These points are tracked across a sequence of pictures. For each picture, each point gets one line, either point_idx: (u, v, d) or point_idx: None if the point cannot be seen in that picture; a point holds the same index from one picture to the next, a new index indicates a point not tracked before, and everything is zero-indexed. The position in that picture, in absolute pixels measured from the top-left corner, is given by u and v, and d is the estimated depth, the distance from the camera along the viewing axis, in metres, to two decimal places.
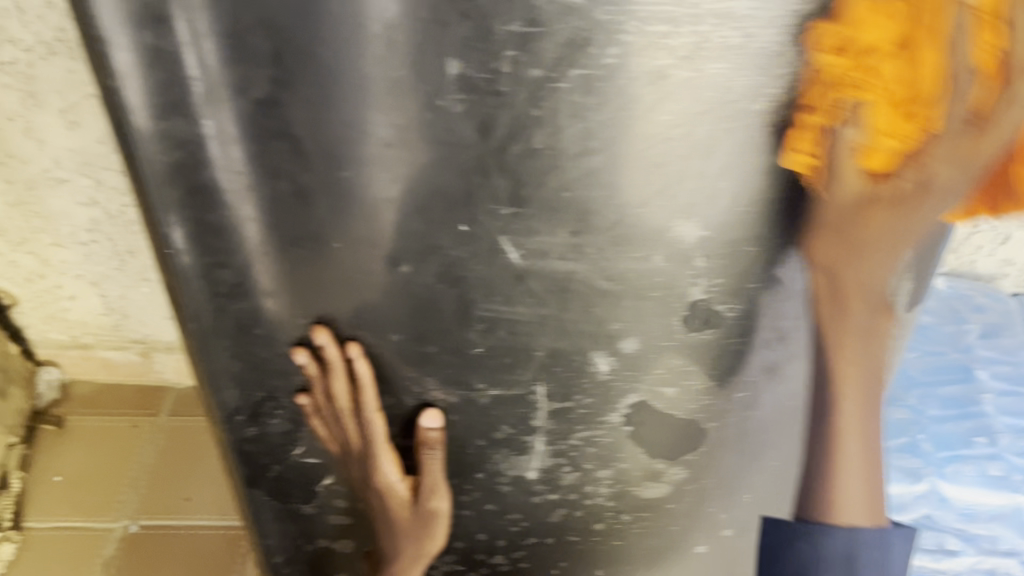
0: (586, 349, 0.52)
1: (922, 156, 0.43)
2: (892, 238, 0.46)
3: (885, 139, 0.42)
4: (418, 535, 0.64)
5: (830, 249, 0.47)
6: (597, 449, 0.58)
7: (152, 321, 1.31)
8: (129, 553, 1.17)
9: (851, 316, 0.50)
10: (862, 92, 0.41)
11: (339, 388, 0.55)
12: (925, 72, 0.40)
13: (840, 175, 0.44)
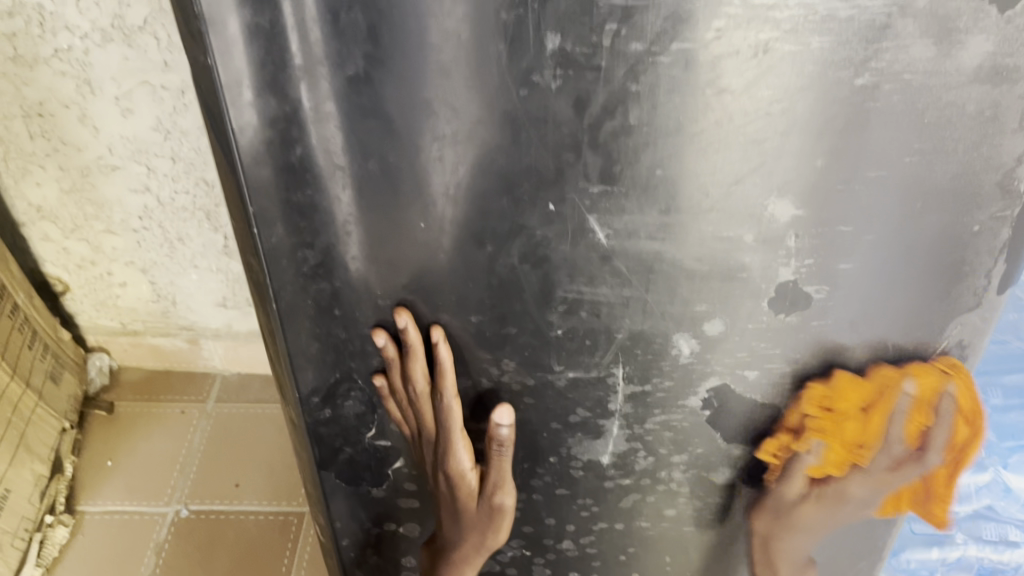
0: (668, 331, 0.52)
1: (855, 482, 0.58)
2: (834, 515, 0.61)
3: (832, 470, 0.57)
4: (485, 528, 0.64)
5: (781, 506, 0.61)
6: (673, 433, 0.58)
7: (200, 309, 1.32)
8: (181, 537, 1.18)
9: (797, 549, 0.64)
10: (824, 434, 0.55)
11: (417, 371, 0.54)
12: (866, 436, 0.55)
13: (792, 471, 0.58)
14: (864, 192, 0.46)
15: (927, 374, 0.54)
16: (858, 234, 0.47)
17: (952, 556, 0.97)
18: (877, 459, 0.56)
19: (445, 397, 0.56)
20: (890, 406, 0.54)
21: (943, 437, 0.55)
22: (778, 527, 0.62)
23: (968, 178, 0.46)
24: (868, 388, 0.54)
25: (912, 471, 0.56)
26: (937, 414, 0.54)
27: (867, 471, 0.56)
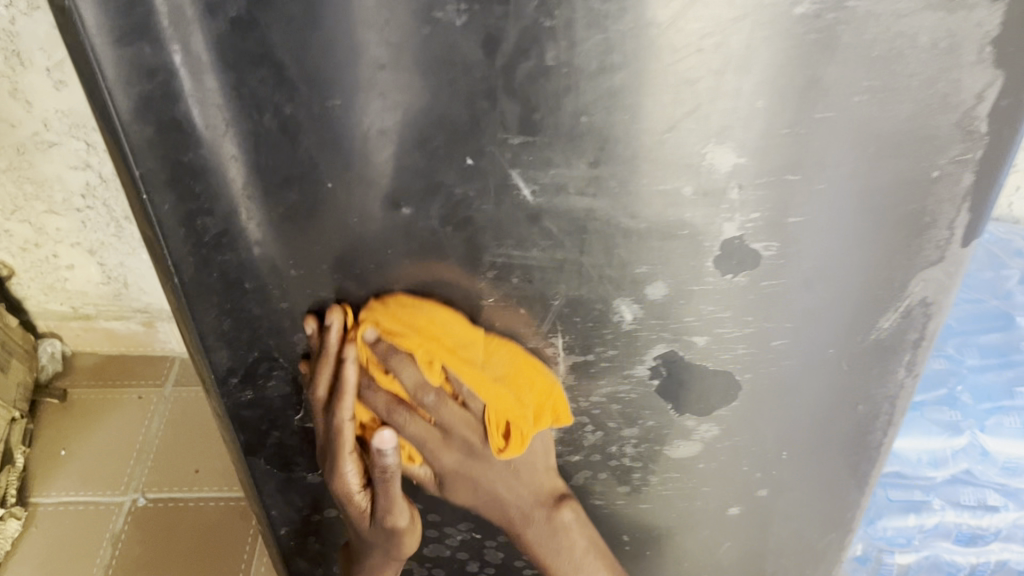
0: (608, 296, 0.48)
1: (458, 432, 0.52)
2: (486, 472, 0.55)
3: (399, 456, 0.54)
4: (385, 544, 0.61)
5: (448, 482, 0.56)
6: (621, 405, 0.54)
7: (154, 290, 1.27)
8: (138, 527, 1.14)
9: (508, 510, 0.57)
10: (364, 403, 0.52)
11: (323, 377, 0.51)
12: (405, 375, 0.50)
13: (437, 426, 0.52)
14: (811, 136, 0.41)
15: (407, 333, 0.49)
16: (808, 183, 0.43)
17: (929, 522, 0.93)
18: (409, 424, 0.52)
19: (339, 415, 0.52)
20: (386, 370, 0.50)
21: (418, 377, 0.50)
22: (468, 488, 0.57)
23: (924, 120, 0.42)
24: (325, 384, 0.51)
25: (448, 411, 0.51)
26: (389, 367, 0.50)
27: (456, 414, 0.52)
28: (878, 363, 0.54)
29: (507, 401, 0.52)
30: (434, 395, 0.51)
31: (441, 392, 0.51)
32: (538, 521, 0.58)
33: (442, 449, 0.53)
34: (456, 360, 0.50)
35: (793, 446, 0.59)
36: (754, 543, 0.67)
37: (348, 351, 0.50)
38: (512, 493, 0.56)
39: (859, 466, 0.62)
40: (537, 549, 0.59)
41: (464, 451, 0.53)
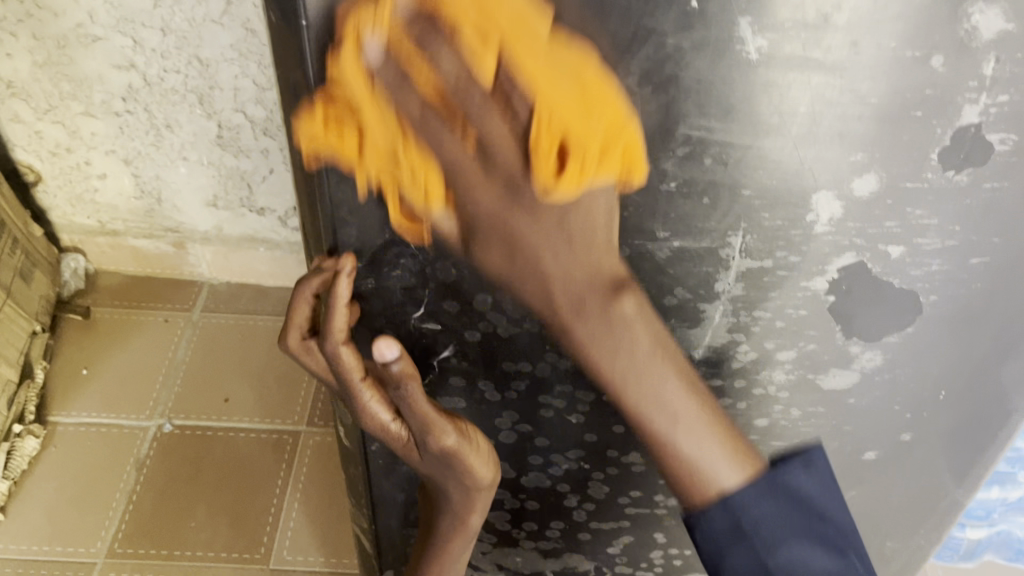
0: (808, 190, 0.42)
1: (498, 160, 0.38)
2: (532, 230, 0.40)
3: (417, 185, 0.40)
4: (456, 487, 0.54)
5: (481, 235, 0.41)
6: (785, 323, 0.48)
7: (189, 209, 1.20)
8: (164, 454, 1.08)
9: (552, 294, 0.42)
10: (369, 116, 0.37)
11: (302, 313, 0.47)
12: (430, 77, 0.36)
13: (466, 159, 0.38)
14: None
15: None
16: None
17: (1013, 496, 0.90)
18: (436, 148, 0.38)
19: (332, 341, 0.47)
20: (411, 68, 0.36)
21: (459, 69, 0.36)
22: (507, 257, 0.41)
23: None
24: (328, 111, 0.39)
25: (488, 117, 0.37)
26: (420, 52, 0.35)
27: (493, 146, 0.37)
28: None
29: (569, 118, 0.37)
30: (482, 94, 0.36)
31: (488, 93, 0.36)
32: (592, 309, 0.42)
33: (479, 187, 0.39)
34: (519, 43, 0.35)
35: (955, 385, 0.54)
36: (877, 492, 0.62)
37: (365, 28, 0.35)
38: (562, 269, 0.41)
39: (1010, 416, 0.57)
40: (591, 352, 0.43)
41: (504, 191, 0.38)
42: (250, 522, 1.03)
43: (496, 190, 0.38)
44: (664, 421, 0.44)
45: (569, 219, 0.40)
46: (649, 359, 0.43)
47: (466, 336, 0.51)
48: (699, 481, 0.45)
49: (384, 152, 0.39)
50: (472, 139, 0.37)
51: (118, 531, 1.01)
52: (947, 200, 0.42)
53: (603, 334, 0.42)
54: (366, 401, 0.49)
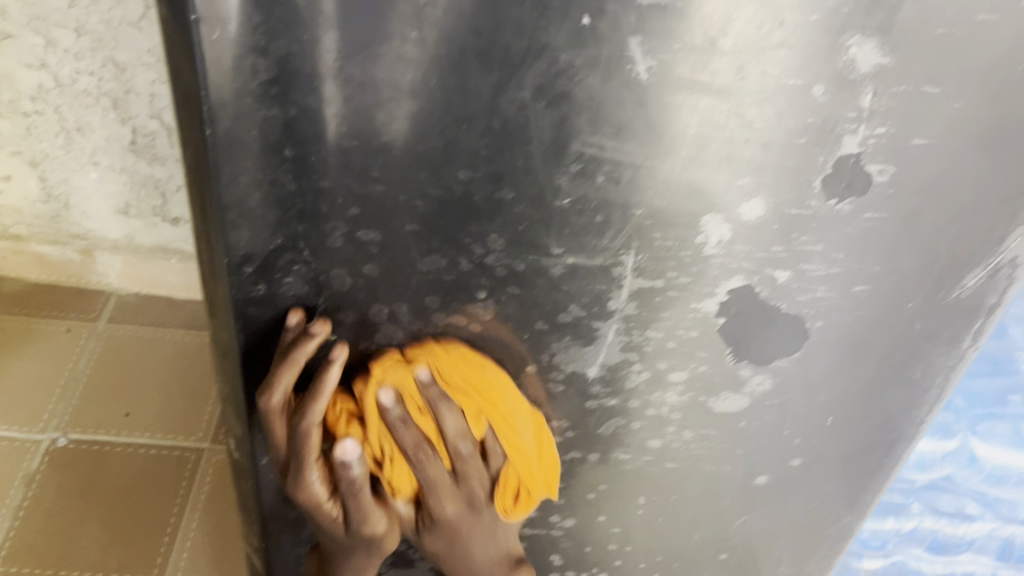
0: (697, 212, 0.43)
1: (468, 483, 0.51)
2: (473, 530, 0.53)
3: (389, 485, 0.50)
4: (364, 553, 0.54)
5: (430, 536, 0.53)
6: (676, 344, 0.49)
7: (98, 216, 1.17)
8: (57, 469, 1.04)
9: None
10: (375, 433, 0.49)
11: (284, 382, 0.48)
12: (429, 423, 0.49)
13: (442, 491, 0.50)
14: (965, 41, 0.38)
15: (460, 381, 0.49)
16: (943, 98, 0.39)
17: (907, 527, 0.91)
18: (422, 468, 0.49)
19: (306, 419, 0.48)
20: (416, 418, 0.48)
21: (462, 429, 0.49)
22: (446, 548, 0.54)
23: None
24: (360, 410, 0.50)
25: (472, 465, 0.50)
26: (433, 410, 0.48)
27: (465, 486, 0.51)
28: (949, 327, 0.51)
29: (533, 475, 0.53)
30: (470, 446, 0.50)
31: (475, 448, 0.50)
32: None
33: (447, 501, 0.51)
34: (499, 417, 0.51)
35: (842, 412, 0.55)
36: (765, 517, 0.63)
37: (389, 377, 0.49)
38: (483, 553, 0.55)
39: (897, 445, 0.59)
40: None
41: (466, 502, 0.52)
42: (144, 542, 0.99)
43: (462, 504, 0.51)
44: None
45: (499, 528, 0.55)
46: None
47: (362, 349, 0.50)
48: None
49: (373, 460, 0.50)
50: (450, 471, 0.50)
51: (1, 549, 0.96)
52: (831, 228, 0.44)
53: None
54: (309, 474, 0.49)
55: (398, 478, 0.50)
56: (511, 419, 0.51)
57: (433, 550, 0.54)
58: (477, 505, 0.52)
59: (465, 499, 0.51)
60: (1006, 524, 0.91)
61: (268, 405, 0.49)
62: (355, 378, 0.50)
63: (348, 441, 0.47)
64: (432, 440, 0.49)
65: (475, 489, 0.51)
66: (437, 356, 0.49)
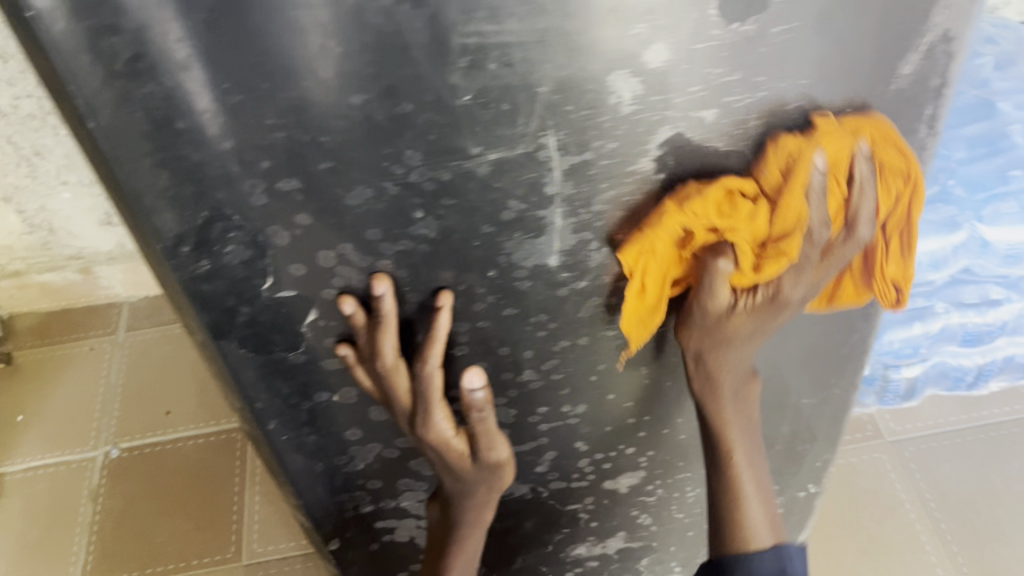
0: (603, 73, 0.41)
1: (830, 267, 0.54)
2: (781, 318, 0.57)
3: (756, 267, 0.51)
4: (486, 479, 0.63)
5: (758, 319, 0.56)
6: (626, 212, 0.48)
7: (85, 232, 1.17)
8: (117, 480, 1.07)
9: (730, 378, 0.60)
10: (770, 219, 0.49)
11: (388, 343, 0.52)
12: (790, 211, 0.49)
13: (803, 271, 0.53)
14: None
15: (887, 153, 0.50)
16: None
17: (935, 328, 0.91)
18: (809, 244, 0.51)
19: (424, 366, 0.54)
20: (835, 192, 0.49)
21: (867, 212, 0.51)
22: (755, 331, 0.57)
23: None
24: (770, 178, 0.48)
25: (845, 250, 0.53)
26: (860, 186, 0.50)
27: (808, 266, 0.53)
28: (899, 121, 0.49)
29: (878, 271, 0.57)
30: (860, 233, 0.52)
31: (857, 233, 0.52)
32: (749, 390, 0.62)
33: (795, 283, 0.54)
34: (899, 194, 0.52)
35: None
36: (774, 351, 0.62)
37: (783, 149, 0.47)
38: (753, 352, 0.59)
39: None
40: (726, 409, 0.61)
41: (807, 288, 0.55)
42: (216, 525, 1.03)
43: (805, 284, 0.55)
44: (748, 477, 0.63)
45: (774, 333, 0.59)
46: (750, 441, 0.64)
47: (323, 296, 0.50)
48: (746, 534, 0.63)
49: (758, 239, 0.50)
50: (827, 253, 0.53)
51: (87, 563, 1.00)
52: (743, 52, 0.42)
53: (737, 398, 0.62)
54: (437, 418, 0.56)
55: (769, 266, 0.52)
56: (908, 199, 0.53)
57: (755, 323, 0.56)
58: (791, 300, 0.55)
59: (806, 280, 0.54)
60: None
61: (384, 365, 0.53)
62: (765, 153, 0.47)
63: (475, 370, 0.56)
64: (833, 218, 0.50)
65: (825, 273, 0.55)
66: (875, 127, 0.48)
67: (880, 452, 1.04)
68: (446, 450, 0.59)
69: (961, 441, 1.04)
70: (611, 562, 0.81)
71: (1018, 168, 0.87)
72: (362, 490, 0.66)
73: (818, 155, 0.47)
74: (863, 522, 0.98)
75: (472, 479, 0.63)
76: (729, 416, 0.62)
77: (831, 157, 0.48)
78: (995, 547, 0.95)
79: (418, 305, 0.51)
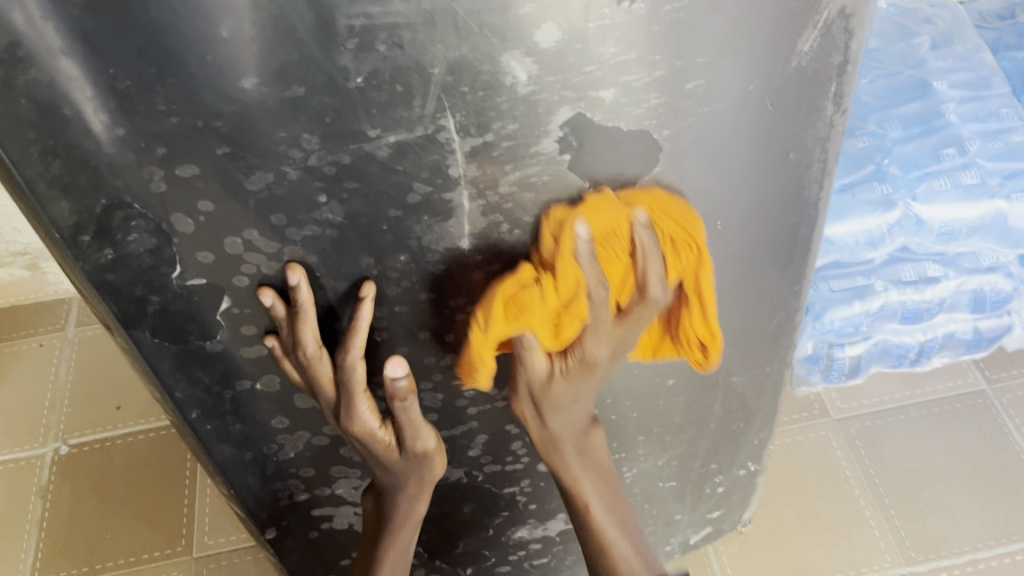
0: (496, 53, 0.41)
1: (634, 324, 0.53)
2: (604, 377, 0.58)
3: (556, 335, 0.52)
4: (417, 474, 0.61)
5: (572, 384, 0.57)
6: (534, 194, 0.48)
7: (28, 228, 1.16)
8: (66, 476, 1.07)
9: (560, 435, 0.61)
10: (541, 300, 0.50)
11: (307, 333, 0.51)
12: (569, 284, 0.50)
13: (603, 335, 0.53)
14: None
15: (659, 210, 0.50)
16: None
17: (875, 306, 0.93)
18: (599, 310, 0.51)
19: (346, 356, 0.53)
20: (608, 253, 0.49)
21: (661, 274, 0.51)
22: (576, 396, 0.58)
23: None
24: (547, 249, 0.50)
25: (648, 309, 0.52)
26: (642, 245, 0.49)
27: (605, 329, 0.53)
28: (805, 99, 0.49)
29: (699, 326, 0.56)
30: (662, 292, 0.52)
31: (655, 294, 0.51)
32: (589, 438, 0.63)
33: (600, 347, 0.54)
34: (688, 245, 0.52)
35: (730, 213, 0.54)
36: None
37: (564, 223, 0.49)
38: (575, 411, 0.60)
39: (799, 229, 0.59)
40: (560, 459, 0.62)
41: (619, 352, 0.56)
42: (166, 519, 1.03)
43: (613, 341, 0.54)
44: (601, 512, 0.64)
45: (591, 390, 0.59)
46: (597, 480, 0.64)
47: (234, 284, 0.50)
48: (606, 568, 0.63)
49: (547, 315, 0.51)
50: (631, 313, 0.52)
51: (35, 560, 1.00)
52: (636, 31, 0.42)
53: (578, 450, 0.62)
54: (360, 409, 0.55)
55: (569, 334, 0.53)
56: (701, 259, 0.52)
57: (567, 390, 0.57)
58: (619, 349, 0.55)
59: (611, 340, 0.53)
60: (971, 276, 0.93)
61: (305, 355, 0.52)
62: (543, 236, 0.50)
63: (399, 362, 0.53)
64: (614, 281, 0.50)
65: (628, 340, 0.55)
66: (641, 194, 0.49)
67: (827, 431, 1.05)
68: (373, 442, 0.58)
69: (905, 417, 1.06)
70: (553, 544, 0.81)
71: (952, 147, 0.88)
72: (296, 478, 0.66)
73: (580, 225, 0.49)
74: (809, 499, 0.99)
75: (403, 477, 0.62)
76: (571, 466, 0.62)
77: (620, 223, 0.49)
78: (936, 520, 0.96)
79: (340, 294, 0.51)
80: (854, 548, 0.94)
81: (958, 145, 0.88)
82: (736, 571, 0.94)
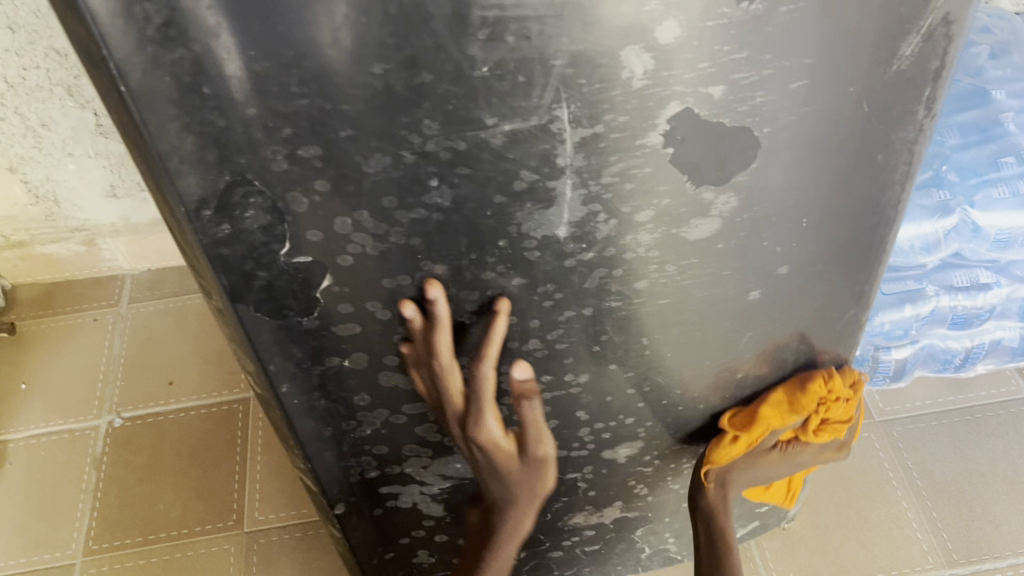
0: (616, 47, 0.43)
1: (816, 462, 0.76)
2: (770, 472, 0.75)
3: (817, 432, 0.72)
4: (529, 480, 0.68)
5: (771, 467, 0.74)
6: (633, 185, 0.50)
7: (88, 204, 1.18)
8: (120, 449, 1.09)
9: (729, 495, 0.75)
10: (840, 408, 0.70)
11: (443, 342, 0.56)
12: (852, 408, 0.72)
13: (809, 454, 0.74)
14: None
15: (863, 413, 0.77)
16: None
17: (926, 311, 0.94)
18: (834, 438, 0.73)
19: (481, 367, 0.59)
20: (857, 404, 0.74)
21: (848, 440, 0.77)
22: (754, 479, 0.75)
23: None
24: (852, 379, 0.72)
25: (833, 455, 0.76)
26: (858, 411, 0.75)
27: (816, 449, 0.74)
28: (900, 102, 0.51)
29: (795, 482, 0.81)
30: (845, 448, 0.77)
31: (840, 449, 0.76)
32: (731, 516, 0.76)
33: (806, 450, 0.74)
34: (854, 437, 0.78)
35: (815, 210, 0.56)
36: (773, 329, 0.65)
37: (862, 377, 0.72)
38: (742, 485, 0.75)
39: (876, 230, 0.60)
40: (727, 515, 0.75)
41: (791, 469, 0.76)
42: (218, 493, 1.05)
43: (806, 459, 0.74)
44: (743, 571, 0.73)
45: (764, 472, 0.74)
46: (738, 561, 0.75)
47: (338, 263, 0.52)
48: None
49: (834, 416, 0.71)
50: (821, 453, 0.75)
51: (90, 529, 1.02)
52: (752, 30, 0.44)
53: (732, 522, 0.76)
54: (489, 418, 0.62)
55: (811, 437, 0.72)
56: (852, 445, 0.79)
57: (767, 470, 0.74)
58: (801, 463, 0.75)
59: (807, 453, 0.74)
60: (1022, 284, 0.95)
61: (441, 366, 0.58)
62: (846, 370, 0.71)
63: (522, 366, 0.61)
64: (844, 435, 0.75)
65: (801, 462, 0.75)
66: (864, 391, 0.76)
67: (870, 432, 1.08)
68: (495, 451, 0.64)
69: (948, 422, 1.08)
70: (606, 532, 0.83)
71: (1010, 156, 0.89)
72: (369, 455, 0.68)
73: (862, 391, 0.72)
74: (851, 499, 1.02)
75: (517, 477, 0.67)
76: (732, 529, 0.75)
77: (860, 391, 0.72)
78: (980, 524, 0.99)
79: (445, 281, 0.54)
80: (895, 548, 0.97)
81: (1016, 154, 0.89)
82: (779, 566, 0.96)
